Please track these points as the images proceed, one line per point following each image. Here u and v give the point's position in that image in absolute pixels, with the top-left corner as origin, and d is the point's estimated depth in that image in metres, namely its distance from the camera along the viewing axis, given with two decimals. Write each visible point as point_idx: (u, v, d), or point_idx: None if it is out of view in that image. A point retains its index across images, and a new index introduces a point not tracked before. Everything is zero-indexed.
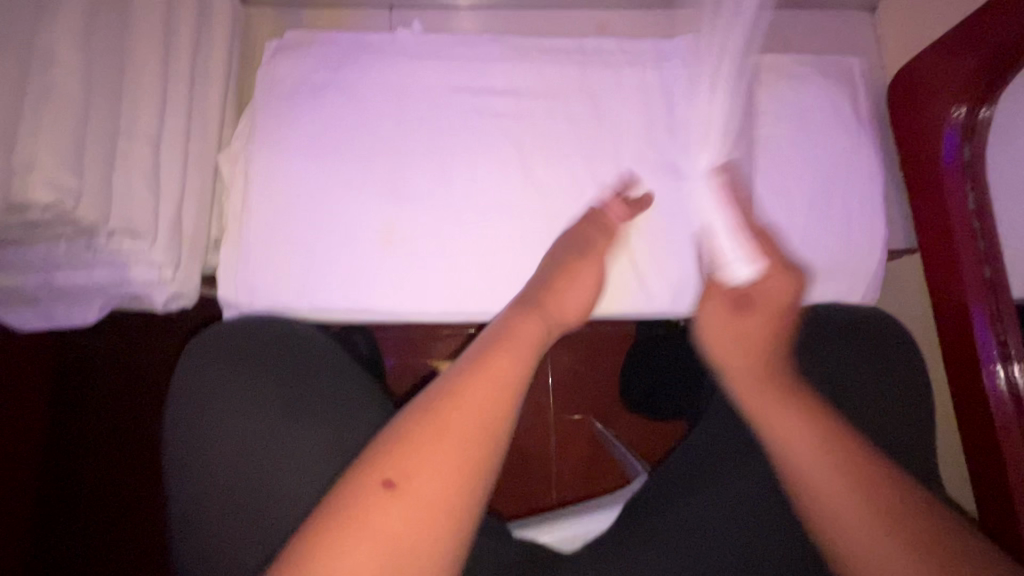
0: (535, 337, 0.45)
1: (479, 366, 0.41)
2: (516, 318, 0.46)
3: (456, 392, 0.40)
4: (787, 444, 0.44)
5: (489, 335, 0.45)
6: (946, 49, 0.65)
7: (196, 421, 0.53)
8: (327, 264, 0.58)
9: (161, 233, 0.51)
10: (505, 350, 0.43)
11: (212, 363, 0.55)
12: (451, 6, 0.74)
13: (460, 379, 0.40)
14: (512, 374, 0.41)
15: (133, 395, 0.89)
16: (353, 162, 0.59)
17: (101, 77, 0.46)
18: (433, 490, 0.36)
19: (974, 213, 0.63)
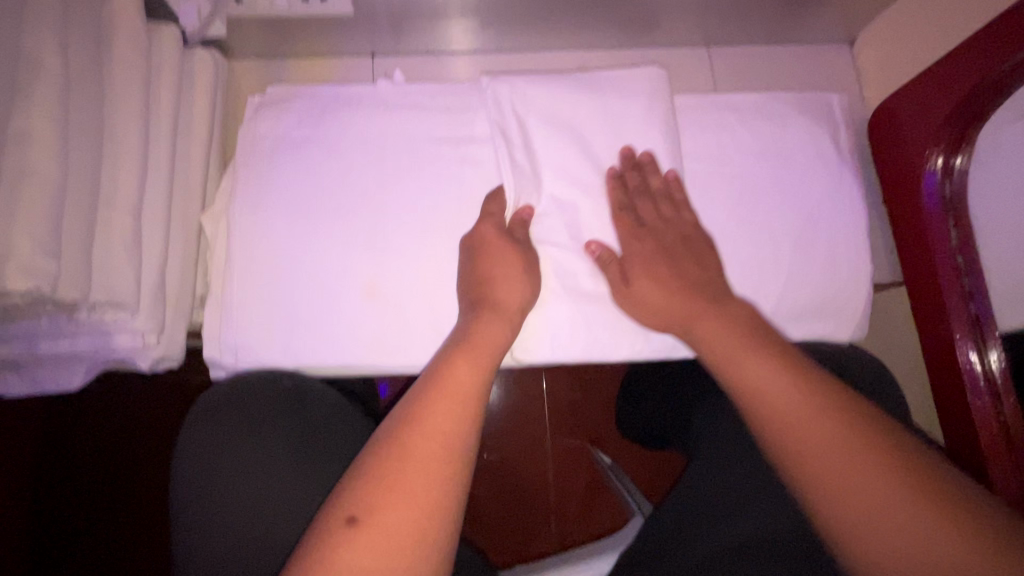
0: (489, 346, 0.50)
1: (439, 386, 0.46)
2: (479, 329, 0.51)
3: (418, 417, 0.44)
4: (790, 438, 0.44)
5: (445, 354, 0.49)
6: (918, 90, 0.64)
7: (200, 474, 0.57)
8: (309, 323, 0.59)
9: (146, 302, 0.51)
10: (460, 364, 0.48)
11: (219, 420, 0.58)
12: (430, 53, 0.75)
13: (419, 405, 0.44)
14: (465, 386, 0.46)
15: (128, 437, 0.90)
16: (332, 220, 0.60)
17: (76, 153, 0.46)
18: (407, 510, 0.39)
19: (960, 250, 0.62)
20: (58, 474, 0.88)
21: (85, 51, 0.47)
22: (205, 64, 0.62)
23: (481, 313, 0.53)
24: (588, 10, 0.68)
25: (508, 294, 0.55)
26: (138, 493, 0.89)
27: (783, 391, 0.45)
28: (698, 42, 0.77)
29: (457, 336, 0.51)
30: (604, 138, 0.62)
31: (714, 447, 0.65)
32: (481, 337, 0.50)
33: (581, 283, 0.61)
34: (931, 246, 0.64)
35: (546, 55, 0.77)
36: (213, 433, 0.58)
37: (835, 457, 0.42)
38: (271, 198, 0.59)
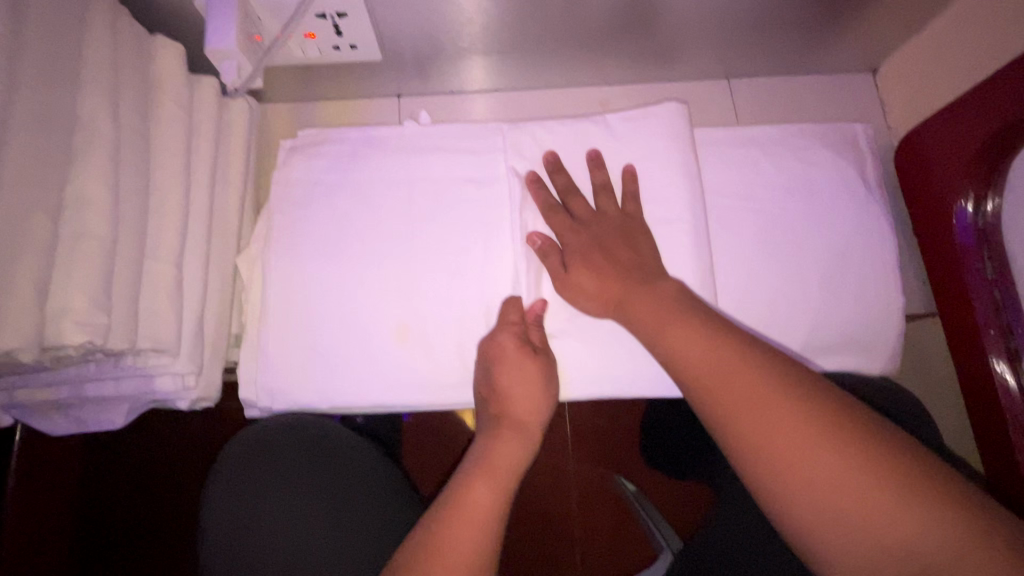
0: (508, 469, 0.52)
1: (459, 507, 0.47)
2: (500, 441, 0.54)
3: (440, 535, 0.44)
4: (770, 428, 0.40)
5: (464, 476, 0.51)
6: (947, 121, 0.64)
7: (236, 524, 0.58)
8: (339, 364, 0.60)
9: (186, 345, 0.53)
10: (478, 486, 0.49)
11: (255, 472, 0.61)
12: (454, 94, 0.77)
13: (441, 521, 0.46)
14: (485, 510, 0.47)
15: (166, 465, 0.92)
16: (361, 261, 0.61)
17: (127, 208, 0.48)
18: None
19: (997, 284, 0.60)
20: (100, 502, 0.91)
21: (132, 107, 0.50)
22: (242, 112, 0.64)
23: (500, 428, 0.55)
24: (609, 48, 0.70)
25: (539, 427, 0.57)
26: (172, 520, 0.91)
27: (731, 377, 0.43)
28: (718, 75, 0.77)
29: (475, 458, 0.53)
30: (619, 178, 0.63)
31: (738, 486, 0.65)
32: (497, 459, 0.52)
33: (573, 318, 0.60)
34: (968, 278, 0.63)
35: (568, 92, 0.78)
36: (242, 481, 0.60)
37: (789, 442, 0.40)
38: (304, 242, 0.61)
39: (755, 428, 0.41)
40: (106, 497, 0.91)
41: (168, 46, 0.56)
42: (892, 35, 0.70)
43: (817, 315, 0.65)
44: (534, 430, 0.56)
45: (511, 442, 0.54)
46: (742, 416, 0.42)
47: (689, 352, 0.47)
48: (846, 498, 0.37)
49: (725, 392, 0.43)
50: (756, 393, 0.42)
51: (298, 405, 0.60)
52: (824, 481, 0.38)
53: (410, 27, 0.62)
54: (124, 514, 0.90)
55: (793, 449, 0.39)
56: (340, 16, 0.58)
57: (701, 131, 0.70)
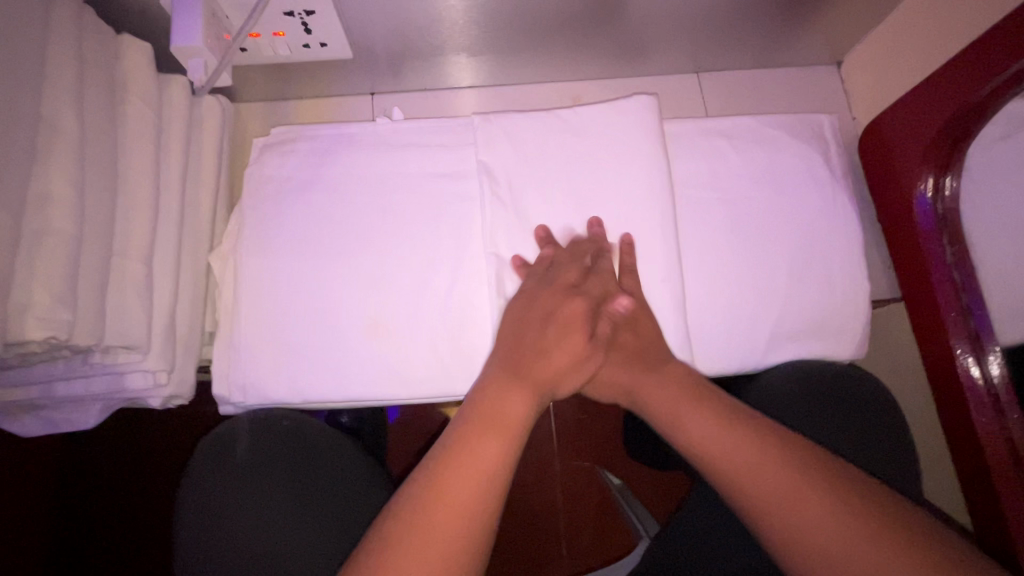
0: (516, 421, 0.47)
1: (464, 456, 0.43)
2: (494, 386, 0.49)
3: (442, 491, 0.41)
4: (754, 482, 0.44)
5: (466, 427, 0.46)
6: (907, 110, 0.65)
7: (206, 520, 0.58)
8: (313, 359, 0.60)
9: (156, 342, 0.53)
10: (488, 439, 0.45)
11: (229, 467, 0.60)
12: (427, 92, 0.78)
13: (442, 474, 0.43)
14: (490, 462, 0.43)
15: (147, 468, 0.92)
16: (333, 257, 0.62)
17: (92, 205, 0.48)
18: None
19: (958, 268, 0.62)
20: (78, 509, 0.90)
21: (97, 106, 0.51)
22: (214, 111, 0.64)
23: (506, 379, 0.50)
24: (578, 44, 0.71)
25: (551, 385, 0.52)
26: (154, 524, 0.91)
27: (708, 428, 0.49)
28: (688, 69, 0.79)
29: (480, 404, 0.48)
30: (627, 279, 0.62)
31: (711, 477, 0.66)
32: (505, 412, 0.47)
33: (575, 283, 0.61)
34: (929, 263, 0.64)
35: (540, 88, 0.79)
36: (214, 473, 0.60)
37: (764, 475, 0.43)
38: (277, 239, 0.62)
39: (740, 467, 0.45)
40: (87, 503, 0.90)
41: (136, 46, 0.56)
42: (852, 28, 0.72)
43: (785, 302, 0.66)
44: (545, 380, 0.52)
45: (520, 400, 0.48)
46: (723, 455, 0.46)
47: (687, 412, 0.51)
48: (819, 518, 0.40)
49: (706, 439, 0.48)
50: (734, 440, 0.47)
51: (273, 402, 0.60)
52: (783, 495, 0.42)
53: (379, 25, 0.63)
54: (104, 520, 0.90)
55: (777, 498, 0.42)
56: (308, 14, 0.59)
57: (670, 124, 0.71)
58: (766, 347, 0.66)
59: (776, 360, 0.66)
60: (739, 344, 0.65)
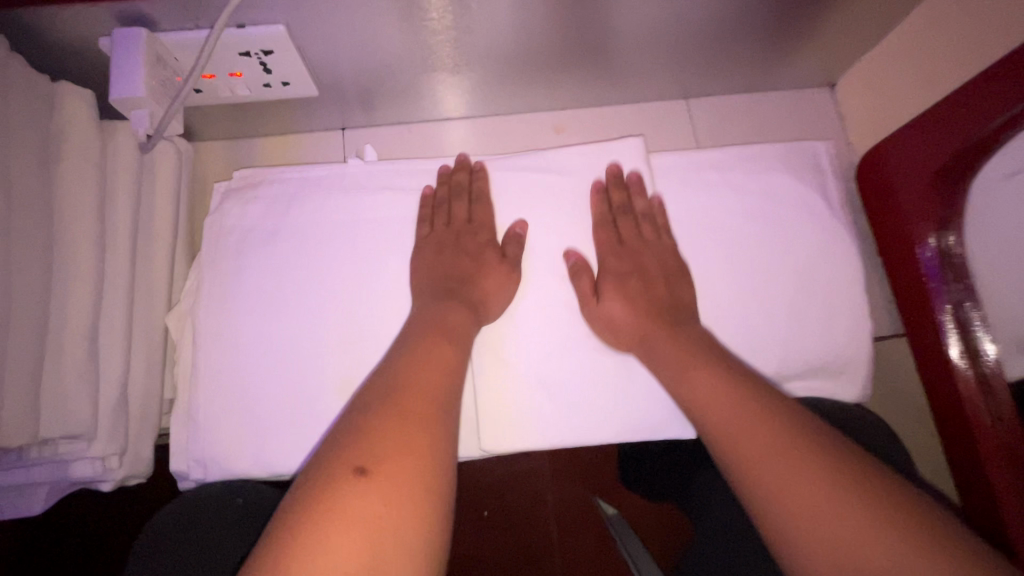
0: (461, 331, 0.51)
1: (423, 356, 0.47)
2: (439, 306, 0.53)
3: (404, 391, 0.43)
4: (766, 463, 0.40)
5: (420, 336, 0.49)
6: (905, 139, 0.62)
7: None
8: (279, 427, 0.55)
9: (103, 424, 0.48)
10: (444, 344, 0.49)
11: (172, 547, 0.54)
12: (402, 126, 0.74)
13: (405, 373, 0.45)
14: (449, 367, 0.47)
15: (116, 521, 0.87)
16: (300, 316, 0.57)
17: (21, 276, 0.43)
18: (395, 471, 0.38)
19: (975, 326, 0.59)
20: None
21: (27, 167, 0.45)
22: (167, 157, 0.60)
23: (446, 297, 0.55)
24: (561, 75, 0.67)
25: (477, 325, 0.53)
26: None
27: (745, 417, 0.43)
28: (676, 96, 0.75)
29: (425, 319, 0.52)
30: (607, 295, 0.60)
31: None
32: (460, 326, 0.52)
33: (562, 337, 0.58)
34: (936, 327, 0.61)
35: (521, 119, 0.75)
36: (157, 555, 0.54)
37: (797, 474, 0.38)
38: (238, 296, 0.57)
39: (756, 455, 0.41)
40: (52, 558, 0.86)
41: (77, 96, 0.51)
42: (845, 53, 0.68)
43: (784, 346, 0.63)
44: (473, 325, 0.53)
45: (459, 312, 0.53)
46: (755, 446, 0.41)
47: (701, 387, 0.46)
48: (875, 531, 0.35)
49: (745, 443, 0.42)
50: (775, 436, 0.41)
51: (239, 475, 0.55)
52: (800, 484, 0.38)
53: (346, 61, 0.58)
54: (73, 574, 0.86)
55: (798, 490, 0.38)
56: (266, 54, 0.54)
57: (660, 158, 0.67)
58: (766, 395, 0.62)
59: None
60: None
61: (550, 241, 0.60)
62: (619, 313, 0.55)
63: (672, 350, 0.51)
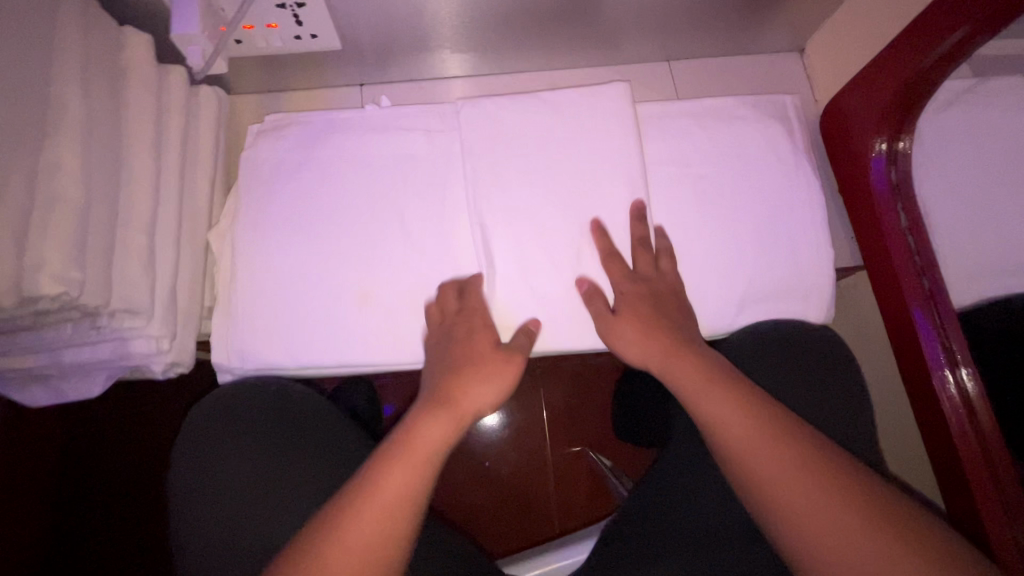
0: (428, 452, 0.51)
1: (381, 486, 0.48)
2: (423, 416, 0.54)
3: (349, 514, 0.47)
4: (774, 486, 0.47)
5: (390, 451, 0.51)
6: (861, 83, 0.70)
7: (196, 474, 0.62)
8: (307, 326, 0.63)
9: (158, 310, 0.57)
10: (414, 451, 0.51)
11: (221, 433, 0.63)
12: (413, 82, 0.82)
13: (380, 466, 0.50)
14: (404, 486, 0.49)
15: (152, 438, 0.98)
16: (325, 234, 0.65)
17: (99, 178, 0.51)
18: (350, 564, 0.45)
19: (961, 365, 0.64)
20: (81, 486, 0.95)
21: (104, 87, 0.54)
22: (210, 100, 0.68)
23: (433, 407, 0.55)
24: (556, 33, 0.75)
25: (475, 410, 0.56)
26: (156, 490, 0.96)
27: (768, 454, 0.48)
28: (660, 57, 0.83)
29: (402, 431, 0.53)
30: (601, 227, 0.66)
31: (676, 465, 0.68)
32: (460, 394, 0.55)
33: (553, 254, 0.65)
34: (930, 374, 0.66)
35: (519, 77, 0.84)
36: (211, 433, 0.63)
37: (807, 501, 0.46)
38: (272, 216, 0.65)
39: (764, 475, 0.48)
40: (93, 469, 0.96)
41: (139, 37, 0.60)
42: (812, 14, 0.76)
43: (753, 269, 0.70)
44: (464, 411, 0.55)
45: (436, 432, 0.53)
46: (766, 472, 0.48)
47: (706, 395, 0.53)
48: (868, 558, 0.44)
49: (756, 469, 0.48)
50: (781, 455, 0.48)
51: (272, 366, 0.64)
52: (806, 505, 0.46)
53: (367, 15, 0.67)
54: (113, 483, 0.96)
55: (801, 506, 0.46)
56: (300, 6, 0.63)
57: (646, 106, 0.75)
58: (737, 312, 0.70)
59: (740, 323, 0.71)
60: (710, 309, 0.70)
61: (542, 171, 0.67)
62: (634, 337, 0.59)
63: (680, 362, 0.56)
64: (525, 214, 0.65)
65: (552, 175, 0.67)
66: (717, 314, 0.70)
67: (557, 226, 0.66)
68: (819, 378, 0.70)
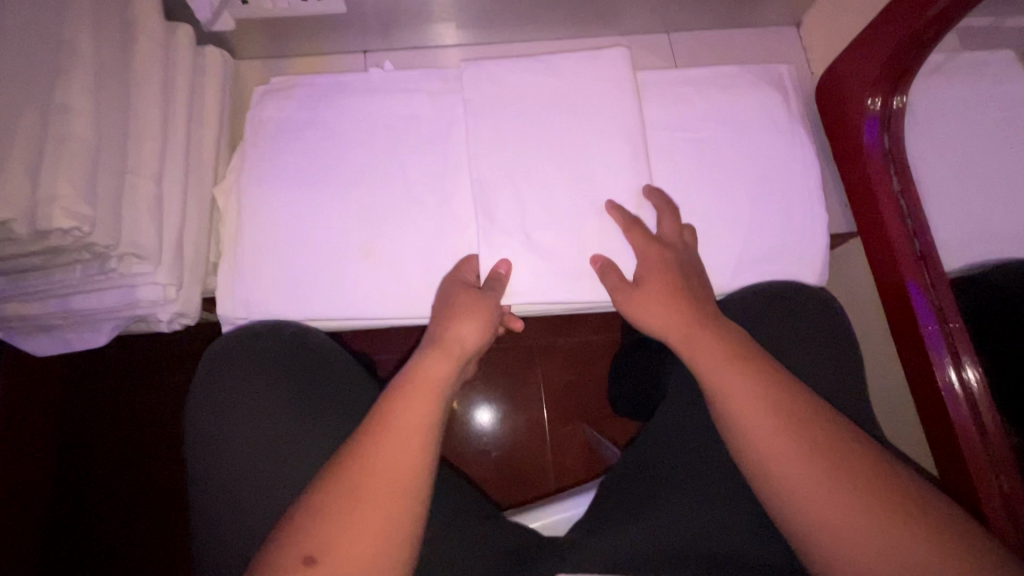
0: (433, 382, 0.52)
1: (390, 416, 0.50)
2: (426, 350, 0.55)
3: (360, 453, 0.47)
4: (772, 456, 0.48)
5: (397, 386, 0.52)
6: (855, 51, 0.72)
7: (214, 418, 0.62)
8: (312, 279, 0.64)
9: (165, 258, 0.57)
10: (423, 379, 0.52)
11: (236, 378, 0.63)
12: (416, 50, 0.83)
13: (388, 403, 0.51)
14: (414, 416, 0.49)
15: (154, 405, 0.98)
16: (329, 190, 0.66)
17: (109, 124, 0.52)
18: (375, 507, 0.45)
19: (966, 364, 0.65)
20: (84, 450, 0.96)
21: (114, 37, 0.55)
22: (216, 60, 0.69)
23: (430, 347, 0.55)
24: (558, 2, 0.76)
25: (466, 350, 0.56)
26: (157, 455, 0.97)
27: (770, 417, 0.49)
28: (660, 29, 0.84)
29: (406, 368, 0.54)
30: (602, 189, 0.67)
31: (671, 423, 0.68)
32: (453, 334, 0.56)
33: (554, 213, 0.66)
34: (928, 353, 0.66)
35: (521, 47, 0.85)
36: (227, 378, 0.63)
37: (805, 471, 0.47)
38: (278, 172, 0.66)
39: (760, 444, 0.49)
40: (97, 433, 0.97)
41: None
42: None
43: (749, 231, 0.71)
44: (456, 348, 0.55)
45: (439, 361, 0.54)
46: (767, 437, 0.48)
47: (708, 360, 0.54)
48: (867, 525, 0.44)
49: (756, 441, 0.49)
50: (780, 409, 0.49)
51: (277, 318, 0.65)
52: (801, 475, 0.47)
53: None
54: (116, 448, 0.97)
55: (798, 475, 0.47)
56: None
57: (645, 74, 0.77)
58: (735, 274, 0.71)
59: (739, 284, 0.72)
60: (708, 271, 0.71)
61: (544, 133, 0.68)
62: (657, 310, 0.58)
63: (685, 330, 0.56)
64: (526, 174, 0.67)
65: (553, 137, 0.68)
66: (714, 275, 0.71)
67: (558, 185, 0.67)
68: (818, 337, 0.70)
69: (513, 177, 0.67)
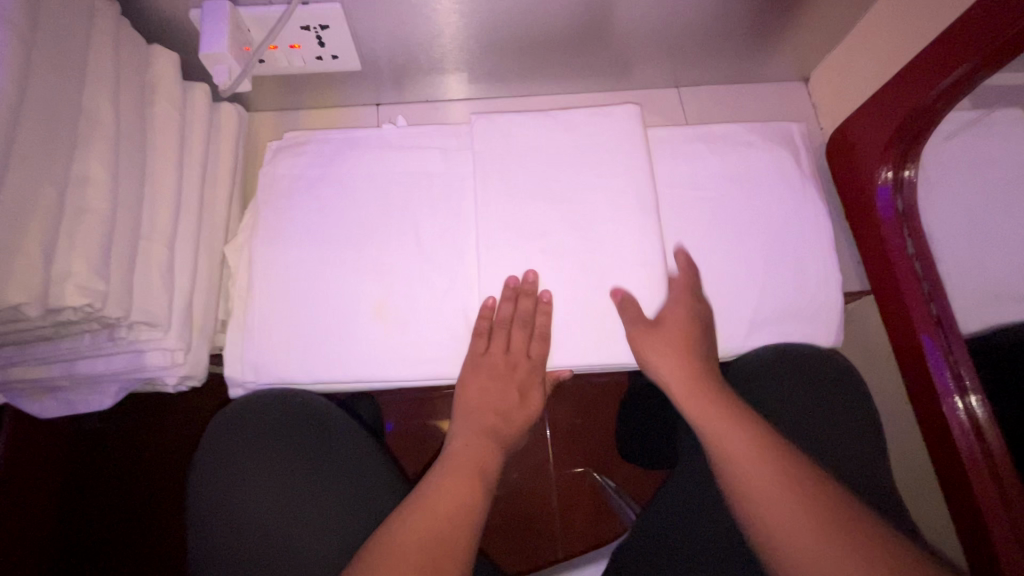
0: (477, 466, 0.58)
1: (447, 485, 0.56)
2: (469, 441, 0.61)
3: (417, 508, 0.53)
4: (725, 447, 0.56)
5: (446, 466, 0.58)
6: (868, 114, 0.72)
7: (224, 487, 0.63)
8: (323, 340, 0.64)
9: (175, 322, 0.57)
10: (470, 462, 0.59)
11: (245, 447, 0.64)
12: (428, 102, 0.84)
13: (438, 479, 0.57)
14: (465, 491, 0.56)
15: (157, 449, 0.97)
16: (341, 249, 0.66)
17: (123, 193, 0.52)
18: (431, 546, 0.50)
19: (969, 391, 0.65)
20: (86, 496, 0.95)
21: (133, 104, 0.55)
22: (229, 115, 0.69)
23: (474, 434, 0.62)
24: (569, 60, 0.77)
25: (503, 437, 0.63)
26: (161, 501, 0.96)
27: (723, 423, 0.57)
28: (670, 83, 0.85)
29: (449, 453, 0.60)
30: (615, 245, 0.66)
31: (683, 490, 0.67)
32: (491, 422, 0.63)
33: (566, 269, 0.65)
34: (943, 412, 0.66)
35: (531, 100, 0.85)
36: (237, 447, 0.64)
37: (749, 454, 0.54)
38: (289, 231, 0.66)
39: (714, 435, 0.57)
40: (101, 479, 0.96)
41: (165, 55, 0.60)
42: (818, 44, 0.78)
43: (763, 291, 0.71)
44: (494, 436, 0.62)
45: (486, 449, 0.61)
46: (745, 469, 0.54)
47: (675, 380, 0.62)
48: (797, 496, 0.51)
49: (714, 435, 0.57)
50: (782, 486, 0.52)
51: (286, 380, 0.64)
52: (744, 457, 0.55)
53: (387, 38, 0.68)
54: (119, 495, 0.95)
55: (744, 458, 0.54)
56: (323, 28, 0.64)
57: (657, 131, 0.77)
58: (750, 333, 0.70)
59: (752, 345, 0.71)
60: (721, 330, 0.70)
61: (557, 191, 0.68)
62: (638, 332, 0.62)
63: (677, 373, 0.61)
64: (539, 234, 0.66)
65: (566, 196, 0.68)
66: (728, 335, 0.70)
67: (569, 242, 0.66)
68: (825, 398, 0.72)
69: (526, 235, 0.66)
